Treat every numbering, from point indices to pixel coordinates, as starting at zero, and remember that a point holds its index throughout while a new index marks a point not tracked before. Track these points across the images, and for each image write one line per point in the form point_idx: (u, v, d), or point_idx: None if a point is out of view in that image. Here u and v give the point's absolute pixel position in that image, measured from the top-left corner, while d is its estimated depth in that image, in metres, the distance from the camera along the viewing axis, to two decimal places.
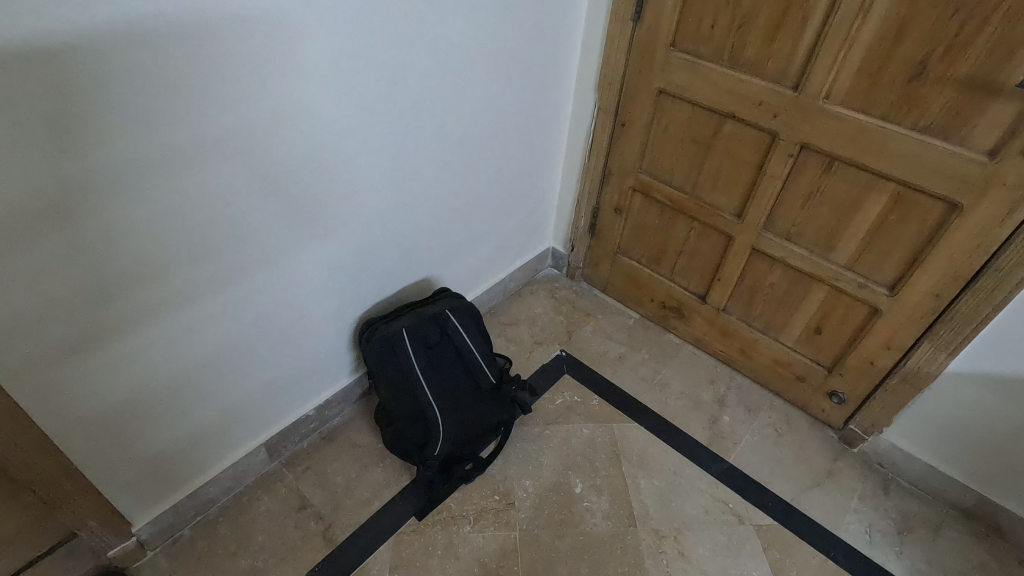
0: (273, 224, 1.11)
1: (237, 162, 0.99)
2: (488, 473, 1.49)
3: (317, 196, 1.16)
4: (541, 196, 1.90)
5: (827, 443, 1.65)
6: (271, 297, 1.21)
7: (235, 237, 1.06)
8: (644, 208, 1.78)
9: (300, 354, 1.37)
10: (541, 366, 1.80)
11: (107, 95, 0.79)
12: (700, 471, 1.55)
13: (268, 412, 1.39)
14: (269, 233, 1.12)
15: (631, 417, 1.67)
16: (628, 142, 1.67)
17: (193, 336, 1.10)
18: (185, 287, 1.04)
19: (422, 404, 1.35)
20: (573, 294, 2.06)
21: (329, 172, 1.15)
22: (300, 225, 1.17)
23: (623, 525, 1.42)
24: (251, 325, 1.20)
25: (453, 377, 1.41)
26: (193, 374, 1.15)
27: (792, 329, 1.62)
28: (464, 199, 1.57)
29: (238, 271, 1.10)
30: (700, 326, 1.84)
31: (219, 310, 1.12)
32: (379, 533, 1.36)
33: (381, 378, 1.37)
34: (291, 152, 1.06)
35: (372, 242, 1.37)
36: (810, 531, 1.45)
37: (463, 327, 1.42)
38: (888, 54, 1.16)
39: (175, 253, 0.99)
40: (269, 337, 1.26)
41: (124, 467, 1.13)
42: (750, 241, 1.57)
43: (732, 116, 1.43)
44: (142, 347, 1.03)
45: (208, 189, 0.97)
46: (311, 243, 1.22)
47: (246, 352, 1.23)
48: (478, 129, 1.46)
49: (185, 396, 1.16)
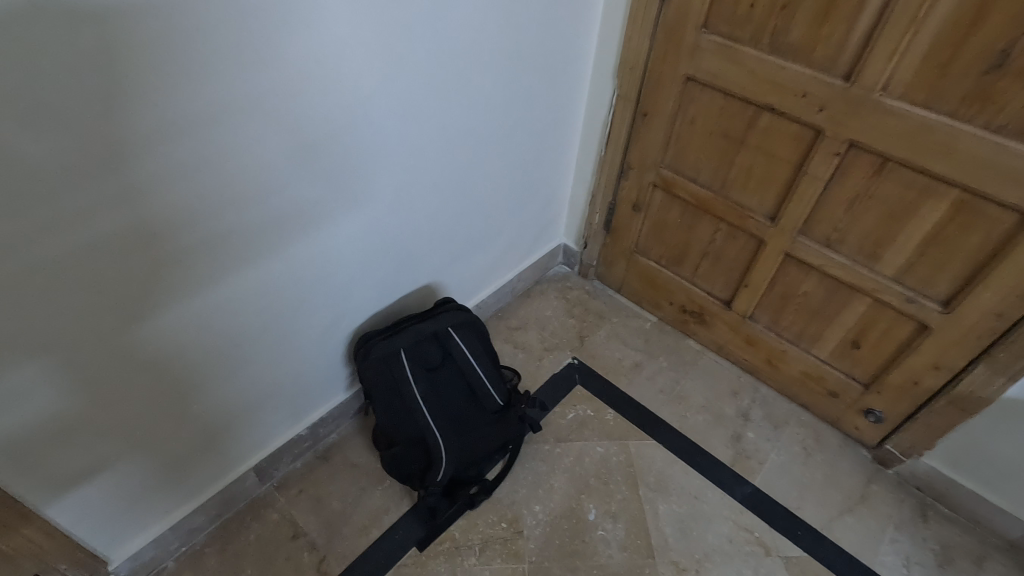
0: (254, 234, 0.99)
1: (213, 164, 0.86)
2: (495, 497, 1.39)
3: (301, 204, 1.03)
4: (552, 190, 1.75)
5: (860, 463, 1.53)
6: (257, 313, 1.09)
7: (212, 249, 0.94)
8: (665, 206, 1.63)
9: (291, 371, 1.26)
10: (552, 375, 1.68)
11: (53, 86, 0.67)
12: (724, 496, 1.44)
13: (261, 430, 1.29)
14: (251, 245, 0.99)
15: (648, 433, 1.55)
16: (650, 133, 1.52)
17: (202, 334, 1.02)
18: (196, 278, 0.95)
19: (423, 430, 1.24)
20: (586, 295, 1.93)
21: (324, 174, 1.03)
22: (283, 235, 1.04)
23: (640, 557, 1.31)
24: (235, 343, 1.09)
25: (456, 397, 1.30)
26: (171, 397, 1.04)
27: (826, 341, 1.49)
28: (468, 199, 1.43)
29: (218, 286, 0.99)
30: (723, 333, 1.71)
31: (226, 311, 1.03)
32: (377, 566, 1.27)
33: (377, 401, 1.25)
34: (271, 154, 0.93)
35: (367, 250, 1.24)
36: (842, 563, 1.34)
37: (467, 345, 1.29)
38: (963, 42, 0.99)
39: (144, 266, 0.87)
40: (268, 347, 1.16)
41: (132, 463, 1.06)
42: (783, 246, 1.42)
43: (770, 108, 1.27)
44: (110, 371, 0.92)
45: (178, 194, 0.85)
46: (296, 255, 1.09)
47: (253, 357, 1.15)
48: (484, 122, 1.31)
49: (164, 420, 1.06)
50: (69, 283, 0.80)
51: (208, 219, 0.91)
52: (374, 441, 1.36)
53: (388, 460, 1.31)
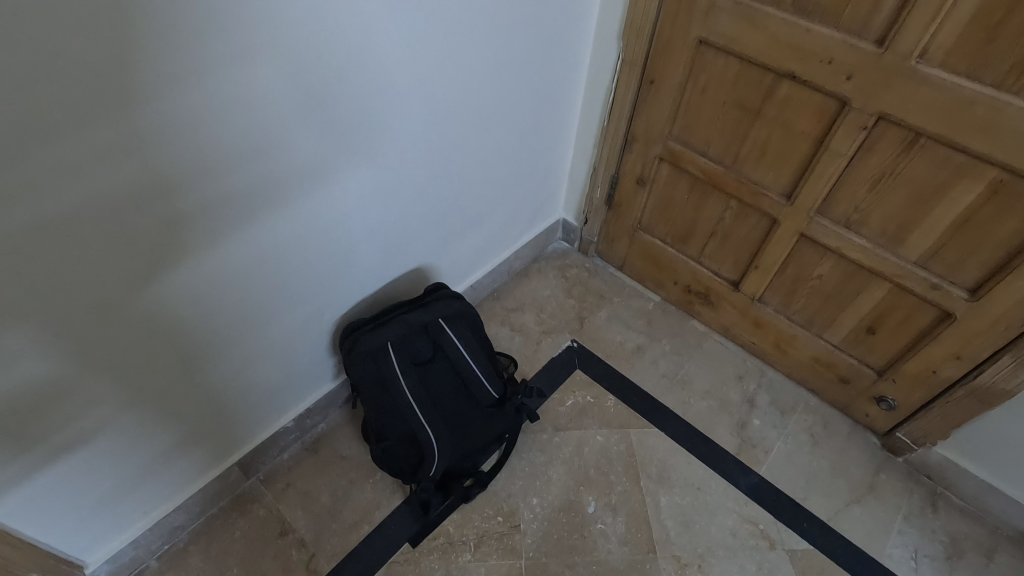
0: (226, 220, 0.89)
1: (173, 143, 0.76)
2: (490, 490, 1.34)
3: (275, 189, 0.93)
4: (552, 163, 1.64)
5: (868, 451, 1.48)
6: (234, 304, 1.00)
7: (178, 236, 0.84)
8: (671, 182, 1.52)
9: (273, 363, 1.18)
10: (550, 360, 1.61)
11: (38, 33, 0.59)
12: (728, 487, 1.39)
13: (254, 417, 1.24)
14: (223, 233, 0.90)
15: (650, 421, 1.49)
16: (658, 103, 1.40)
17: (202, 313, 0.96)
18: (197, 252, 0.88)
19: (413, 427, 1.17)
20: (586, 273, 1.84)
21: (308, 153, 0.94)
22: (257, 220, 0.94)
23: (641, 552, 1.27)
24: (210, 338, 1.01)
25: (449, 391, 1.23)
26: (144, 395, 0.96)
27: (839, 326, 1.41)
28: (460, 176, 1.33)
29: (188, 276, 0.90)
30: (729, 315, 1.63)
31: (225, 290, 0.97)
32: (368, 563, 1.22)
33: (365, 396, 1.18)
34: (240, 133, 0.82)
35: (350, 236, 1.14)
36: (849, 556, 1.30)
37: (459, 337, 1.21)
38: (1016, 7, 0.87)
39: (100, 259, 0.77)
40: (256, 333, 1.09)
41: (129, 443, 1.00)
42: (799, 227, 1.32)
43: (792, 76, 1.15)
44: (69, 371, 0.83)
45: (137, 177, 0.75)
46: (288, 236, 1.01)
47: (250, 339, 1.09)
48: (477, 93, 1.19)
49: (136, 418, 0.98)
50: (36, 268, 0.71)
51: (172, 204, 0.81)
52: (364, 435, 1.30)
53: (378, 455, 1.25)
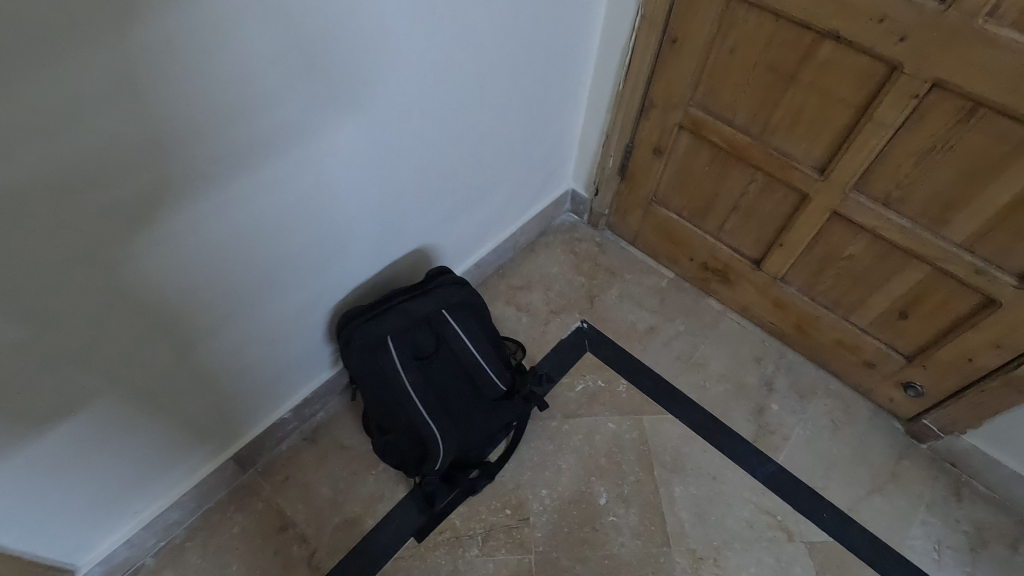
0: (206, 202, 0.79)
1: (139, 115, 0.65)
2: (498, 481, 1.29)
3: (258, 168, 0.83)
4: (561, 131, 1.52)
5: (891, 438, 1.42)
6: (219, 293, 0.92)
7: (152, 221, 0.75)
8: (691, 152, 1.41)
9: (265, 355, 1.11)
10: (559, 342, 1.53)
11: None
12: (745, 476, 1.33)
13: (248, 410, 1.17)
14: (202, 216, 0.80)
15: (664, 407, 1.43)
16: (679, 65, 1.27)
17: (186, 303, 0.88)
18: (176, 237, 0.79)
19: (416, 423, 1.10)
20: (595, 248, 1.74)
21: (294, 130, 0.83)
22: (240, 203, 0.84)
23: (654, 546, 1.22)
24: (194, 330, 0.92)
25: (453, 383, 1.15)
26: (123, 391, 0.89)
27: (868, 310, 1.32)
28: (462, 149, 1.21)
29: (165, 265, 0.80)
30: (748, 294, 1.55)
31: (209, 280, 0.88)
32: (372, 559, 1.18)
33: (364, 391, 1.11)
34: (218, 104, 0.72)
35: (344, 218, 1.04)
36: (870, 547, 1.26)
37: (463, 327, 1.12)
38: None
39: (63, 248, 0.68)
40: (245, 325, 1.01)
41: (113, 438, 0.93)
42: (831, 204, 1.22)
43: (835, 36, 1.02)
44: (41, 367, 0.75)
45: (98, 154, 0.64)
46: (276, 219, 0.92)
47: (240, 329, 1.01)
48: (480, 56, 1.07)
49: (118, 414, 0.91)
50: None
51: (141, 185, 0.71)
52: (365, 427, 1.24)
53: (380, 449, 1.19)
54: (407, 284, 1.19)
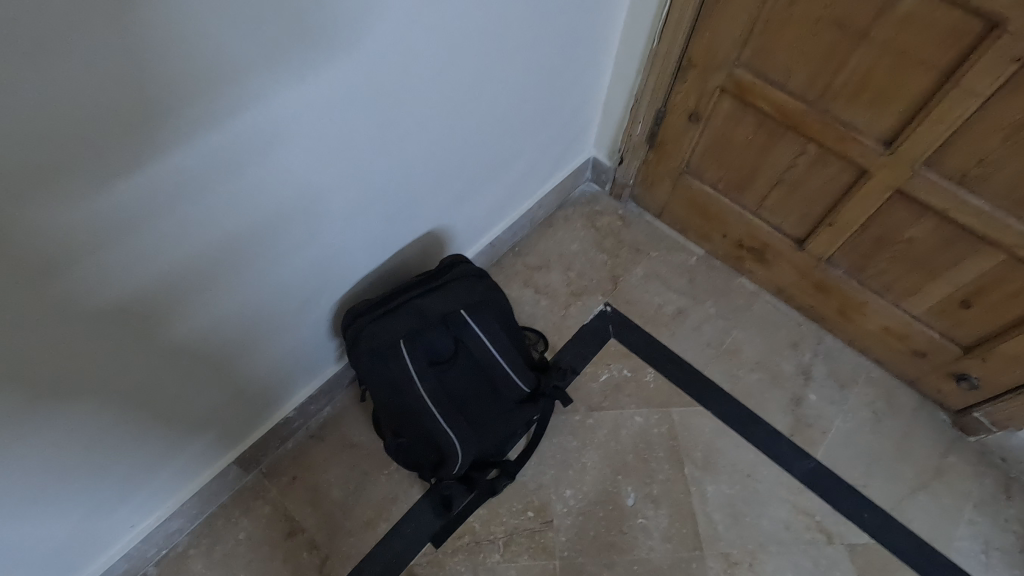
0: (184, 192, 0.66)
1: (85, 97, 0.52)
2: (519, 481, 1.21)
3: (248, 152, 0.69)
4: (586, 93, 1.35)
5: (937, 431, 1.32)
6: (208, 293, 0.80)
7: (118, 216, 0.62)
8: (732, 119, 1.25)
9: (264, 358, 1.00)
10: (581, 328, 1.42)
11: None
12: (781, 473, 1.25)
13: (248, 415, 1.07)
14: (181, 212, 0.67)
15: (694, 399, 1.33)
16: (727, 19, 1.10)
17: (166, 309, 0.76)
18: (149, 239, 0.67)
19: (433, 430, 1.01)
20: (619, 222, 1.61)
21: (284, 108, 0.69)
22: (228, 192, 0.71)
23: (685, 550, 1.15)
24: (182, 334, 0.81)
25: (472, 385, 1.05)
26: (102, 403, 0.78)
27: (924, 297, 1.21)
28: (479, 121, 1.07)
29: (140, 266, 0.68)
30: (786, 275, 1.42)
31: (192, 282, 0.76)
32: (387, 566, 1.11)
33: (376, 395, 1.01)
34: (190, 79, 0.58)
35: (348, 205, 0.92)
36: (913, 549, 1.19)
37: (484, 326, 1.01)
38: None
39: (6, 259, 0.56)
40: (238, 329, 0.90)
41: (95, 456, 0.84)
42: (896, 181, 1.08)
43: None
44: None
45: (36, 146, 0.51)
46: (269, 212, 0.79)
47: (232, 333, 0.89)
48: (501, 12, 0.91)
49: (99, 432, 0.81)
50: None
51: (100, 179, 0.58)
52: (376, 427, 1.15)
53: (393, 452, 1.11)
54: (419, 275, 1.07)
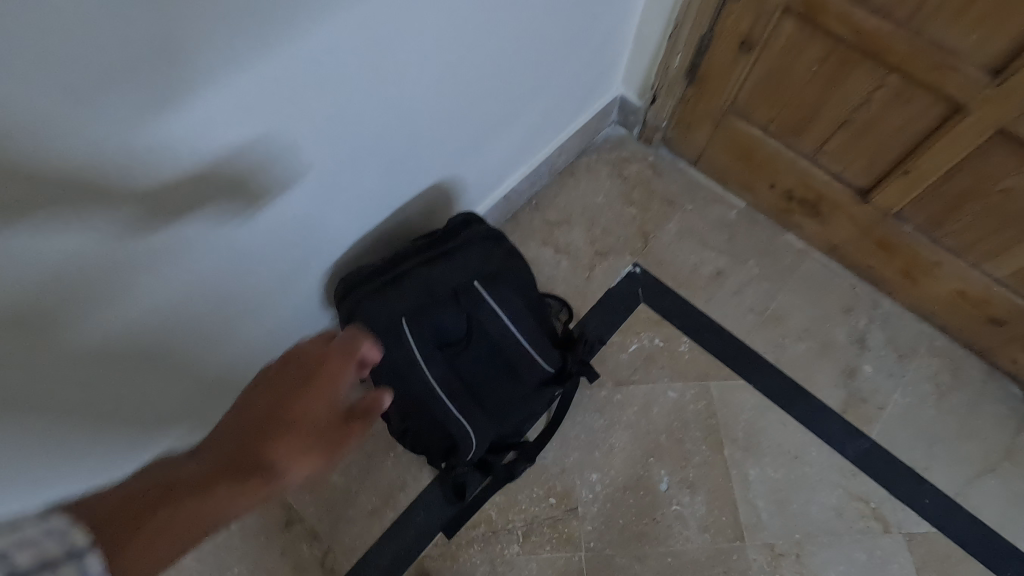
0: (99, 129, 0.47)
1: None
2: (540, 464, 1.09)
3: (201, 97, 0.52)
4: (618, 18, 1.14)
5: (1008, 406, 1.18)
6: (159, 268, 0.62)
7: (4, 159, 0.43)
8: (795, 47, 1.05)
9: (246, 340, 0.86)
10: (607, 292, 1.26)
11: None
12: (832, 454, 1.12)
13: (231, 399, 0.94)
14: (108, 174, 0.51)
15: (735, 371, 1.19)
16: None
17: (110, 297, 0.60)
18: (67, 211, 0.50)
19: (442, 418, 0.89)
20: (649, 171, 1.42)
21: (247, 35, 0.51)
22: (170, 136, 0.52)
23: (725, 541, 1.04)
24: (129, 319, 0.64)
25: (486, 367, 0.92)
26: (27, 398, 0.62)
27: (1012, 258, 1.04)
28: (497, 50, 0.87)
29: (50, 226, 0.50)
30: (843, 231, 1.25)
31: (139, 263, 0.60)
32: (396, 558, 1.01)
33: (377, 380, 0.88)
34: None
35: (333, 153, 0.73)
36: (979, 538, 1.07)
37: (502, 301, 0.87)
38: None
39: None
40: (210, 313, 0.75)
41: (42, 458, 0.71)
42: (1002, 119, 0.89)
43: None
44: None
45: None
46: (236, 175, 0.62)
47: (204, 318, 0.75)
48: None
49: (40, 434, 0.68)
50: None
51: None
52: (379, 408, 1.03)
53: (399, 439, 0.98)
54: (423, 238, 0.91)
